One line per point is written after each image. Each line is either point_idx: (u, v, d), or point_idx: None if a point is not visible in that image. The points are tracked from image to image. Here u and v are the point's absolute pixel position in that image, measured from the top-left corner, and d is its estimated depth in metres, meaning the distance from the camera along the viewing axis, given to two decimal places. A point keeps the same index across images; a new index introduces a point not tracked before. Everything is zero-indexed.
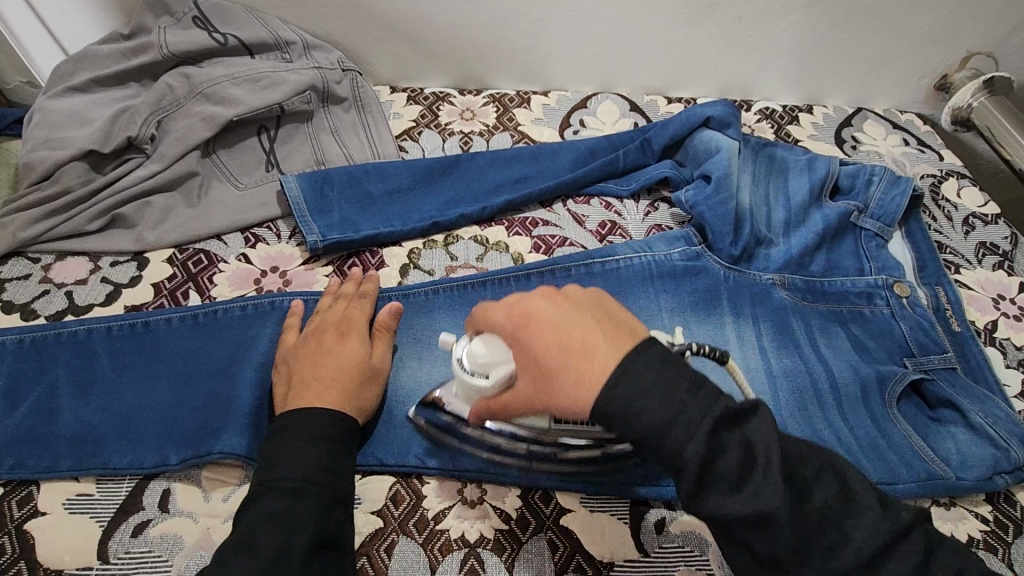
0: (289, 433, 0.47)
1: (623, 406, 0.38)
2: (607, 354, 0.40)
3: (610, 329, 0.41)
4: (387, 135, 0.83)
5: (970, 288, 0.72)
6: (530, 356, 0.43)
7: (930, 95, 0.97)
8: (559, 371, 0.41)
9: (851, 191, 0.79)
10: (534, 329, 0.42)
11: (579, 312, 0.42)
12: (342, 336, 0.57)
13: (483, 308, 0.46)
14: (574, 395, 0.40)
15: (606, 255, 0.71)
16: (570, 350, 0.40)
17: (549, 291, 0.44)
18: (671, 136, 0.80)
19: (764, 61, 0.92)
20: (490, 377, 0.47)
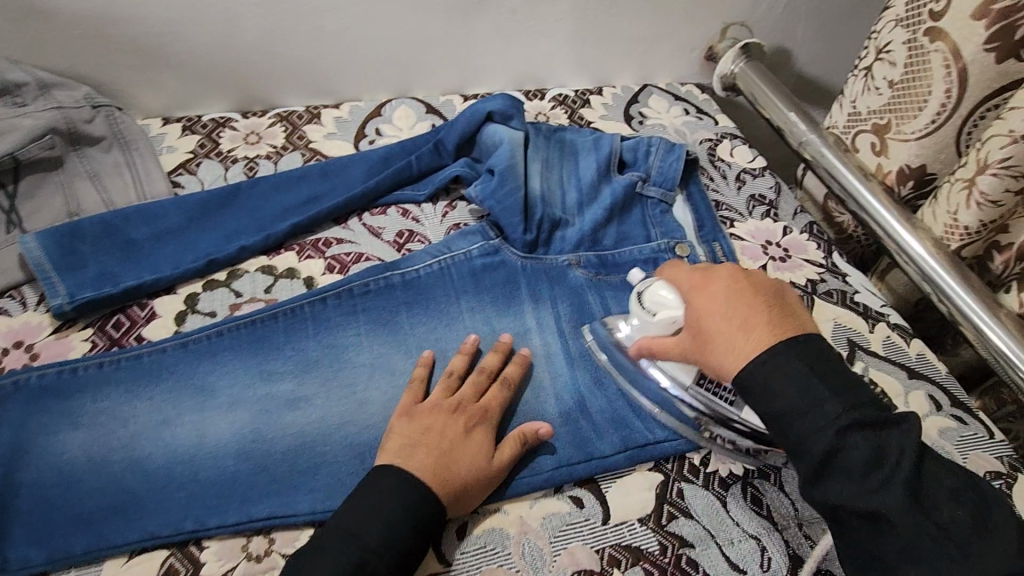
0: (378, 505, 0.48)
1: (764, 376, 0.48)
2: (765, 333, 0.49)
3: (775, 315, 0.51)
4: (156, 172, 0.76)
5: (743, 238, 0.79)
6: (697, 315, 0.54)
7: (703, 66, 1.05)
8: (716, 339, 0.51)
9: (635, 162, 0.83)
10: (706, 294, 0.53)
11: (747, 290, 0.52)
12: (478, 422, 0.55)
13: (675, 268, 0.60)
14: (726, 357, 0.51)
15: (402, 265, 0.69)
16: (736, 325, 0.51)
17: (734, 266, 0.55)
18: (459, 134, 0.80)
19: (547, 50, 0.96)
20: (656, 316, 0.58)
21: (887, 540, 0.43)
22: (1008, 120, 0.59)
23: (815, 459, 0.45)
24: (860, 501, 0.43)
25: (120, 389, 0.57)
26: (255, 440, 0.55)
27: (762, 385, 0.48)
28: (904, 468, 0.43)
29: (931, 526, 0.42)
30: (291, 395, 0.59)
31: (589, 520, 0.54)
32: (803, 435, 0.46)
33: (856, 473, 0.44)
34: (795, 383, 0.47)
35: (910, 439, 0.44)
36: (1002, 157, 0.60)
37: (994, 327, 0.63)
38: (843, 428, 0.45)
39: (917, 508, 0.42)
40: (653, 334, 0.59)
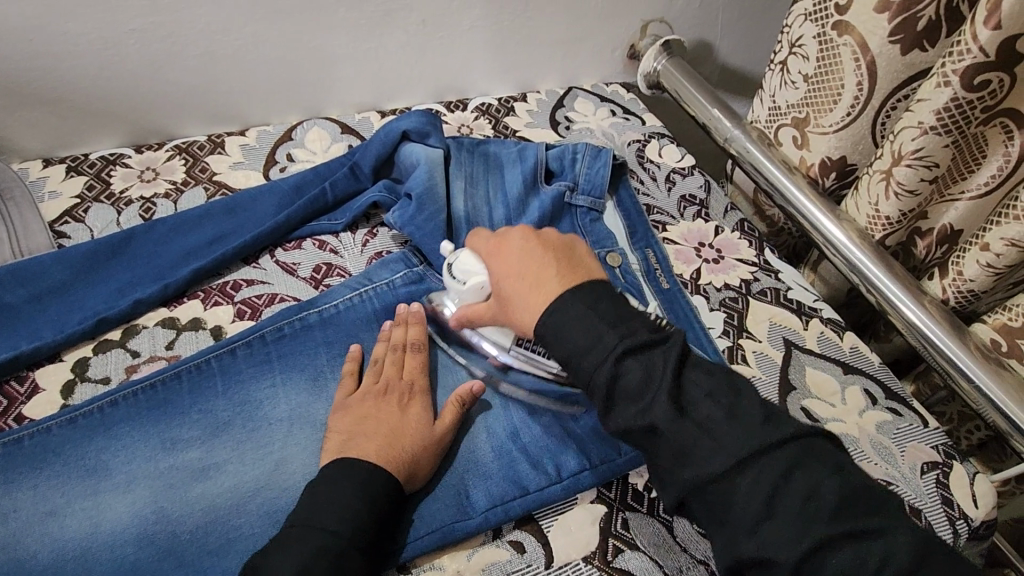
0: (339, 473, 0.49)
1: (557, 328, 0.50)
2: (556, 286, 0.52)
3: (565, 269, 0.53)
4: (36, 224, 0.68)
5: (675, 242, 0.78)
6: (496, 277, 0.56)
7: (627, 65, 1.03)
8: (517, 299, 0.53)
9: (562, 172, 0.80)
10: (499, 258, 0.57)
11: (536, 248, 0.55)
12: (409, 398, 0.57)
13: (475, 234, 0.62)
14: (527, 316, 0.52)
15: (319, 302, 0.64)
16: (528, 283, 0.53)
17: (524, 228, 0.57)
18: (375, 156, 0.76)
19: (465, 59, 0.92)
20: (467, 283, 0.59)
21: (679, 448, 0.45)
22: (916, 112, 0.58)
23: (602, 390, 0.47)
24: (639, 420, 0.46)
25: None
26: (159, 520, 0.50)
27: (553, 334, 0.50)
28: (665, 380, 0.46)
29: (701, 424, 0.45)
30: (200, 464, 0.53)
31: (531, 565, 0.51)
32: (589, 371, 0.48)
33: (631, 399, 0.47)
34: (574, 322, 0.49)
35: (663, 354, 0.47)
36: (914, 149, 0.59)
37: (919, 313, 0.63)
38: (619, 355, 0.47)
39: (703, 422, 0.45)
40: (468, 301, 0.60)
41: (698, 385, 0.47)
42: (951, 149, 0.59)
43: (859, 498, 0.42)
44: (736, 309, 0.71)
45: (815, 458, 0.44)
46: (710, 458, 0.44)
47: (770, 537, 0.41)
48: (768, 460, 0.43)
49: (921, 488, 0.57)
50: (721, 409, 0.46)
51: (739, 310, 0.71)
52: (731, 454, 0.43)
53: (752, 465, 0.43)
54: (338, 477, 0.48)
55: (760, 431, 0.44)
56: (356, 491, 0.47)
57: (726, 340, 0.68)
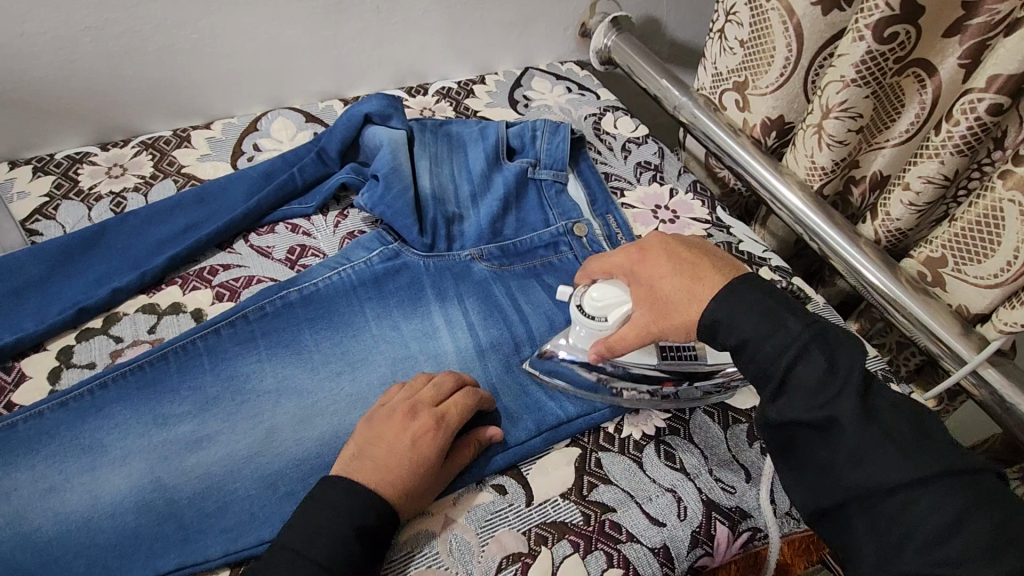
0: (325, 492, 0.49)
1: (729, 313, 0.51)
2: (713, 276, 0.53)
3: (716, 265, 0.55)
4: (6, 221, 0.69)
5: (634, 206, 0.82)
6: (647, 283, 0.57)
7: (580, 43, 1.07)
8: (671, 298, 0.54)
9: (523, 149, 0.84)
10: (649, 261, 0.57)
11: (681, 249, 0.56)
12: (430, 430, 0.53)
13: (601, 260, 0.62)
14: (684, 309, 0.53)
15: (299, 281, 0.67)
16: (686, 278, 0.54)
17: (660, 234, 0.58)
18: (341, 140, 0.78)
19: (422, 43, 0.94)
20: (610, 318, 0.60)
21: (849, 449, 0.45)
22: (839, 67, 0.64)
23: (777, 377, 0.48)
24: (817, 411, 0.46)
25: None
26: (156, 489, 0.53)
27: (727, 317, 0.51)
28: (854, 378, 0.46)
29: (888, 433, 0.45)
30: (192, 437, 0.56)
31: (513, 504, 0.55)
32: (767, 356, 0.49)
33: (807, 390, 0.47)
34: (753, 314, 0.50)
35: (860, 357, 0.47)
36: (839, 101, 0.65)
37: (881, 277, 0.67)
38: (804, 344, 0.47)
39: (866, 417, 0.45)
40: (606, 333, 0.60)
41: (884, 394, 0.47)
42: (871, 99, 0.65)
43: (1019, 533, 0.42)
44: None
45: (991, 491, 0.44)
46: (881, 472, 0.44)
47: (930, 546, 0.42)
48: (948, 487, 0.43)
49: None
50: (906, 422, 0.46)
51: None
52: (903, 469, 0.44)
53: (926, 490, 0.43)
54: (331, 492, 0.49)
55: (953, 469, 0.44)
56: (337, 509, 0.48)
57: None
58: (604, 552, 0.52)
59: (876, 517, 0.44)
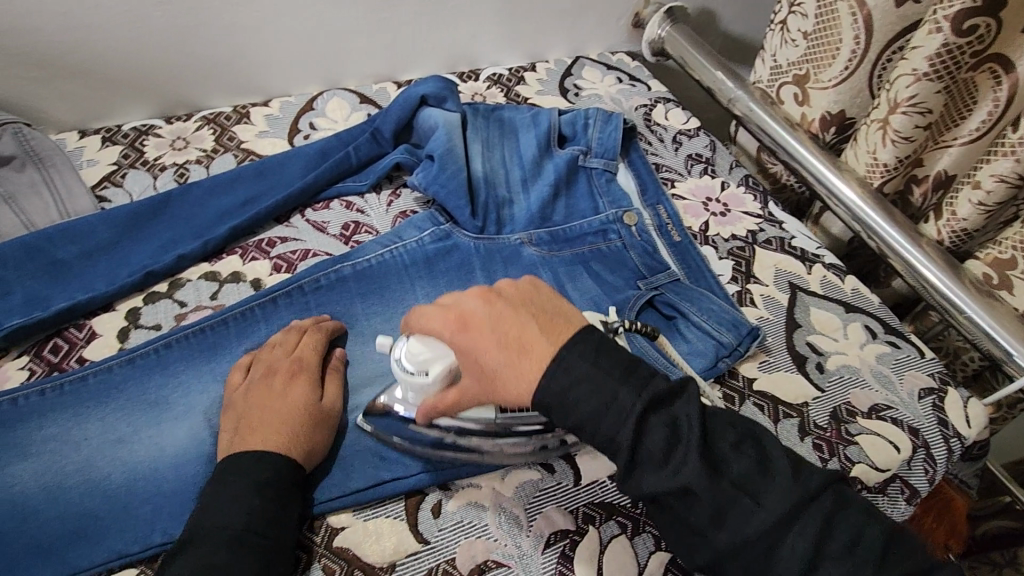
0: (236, 471, 0.48)
1: (559, 398, 0.46)
2: (546, 343, 0.48)
3: (541, 315, 0.50)
4: (78, 187, 0.72)
5: (684, 198, 0.81)
6: (471, 355, 0.50)
7: (632, 34, 1.06)
8: (502, 370, 0.48)
9: (574, 137, 0.84)
10: (473, 332, 0.50)
11: (502, 308, 0.50)
12: (291, 378, 0.55)
13: (420, 309, 0.54)
14: (518, 384, 0.48)
15: (353, 256, 0.68)
16: (511, 348, 0.48)
17: (482, 293, 0.52)
18: (396, 121, 0.79)
19: (476, 29, 0.95)
20: (430, 374, 0.52)
21: (707, 510, 0.43)
22: (911, 60, 0.63)
23: (624, 453, 0.44)
24: (671, 484, 0.43)
25: (67, 414, 0.54)
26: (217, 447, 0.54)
27: (560, 396, 0.46)
28: (694, 437, 0.44)
29: (736, 484, 0.43)
30: None
31: (562, 483, 0.55)
32: (609, 434, 0.45)
33: (654, 459, 0.44)
34: (586, 373, 0.46)
35: (694, 409, 0.45)
36: (909, 96, 0.64)
37: (937, 273, 0.66)
38: (640, 414, 0.44)
39: (716, 473, 0.43)
40: (431, 391, 0.53)
41: (726, 436, 0.46)
42: (943, 95, 0.64)
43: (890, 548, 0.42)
44: (744, 257, 0.75)
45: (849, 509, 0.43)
46: (744, 523, 0.42)
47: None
48: (810, 512, 0.42)
49: (918, 410, 0.62)
50: (752, 462, 0.45)
51: (746, 257, 0.75)
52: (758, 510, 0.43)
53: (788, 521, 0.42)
54: (236, 477, 0.47)
55: (815, 505, 0.43)
56: (254, 485, 0.47)
57: (735, 285, 0.72)
58: (652, 535, 0.52)
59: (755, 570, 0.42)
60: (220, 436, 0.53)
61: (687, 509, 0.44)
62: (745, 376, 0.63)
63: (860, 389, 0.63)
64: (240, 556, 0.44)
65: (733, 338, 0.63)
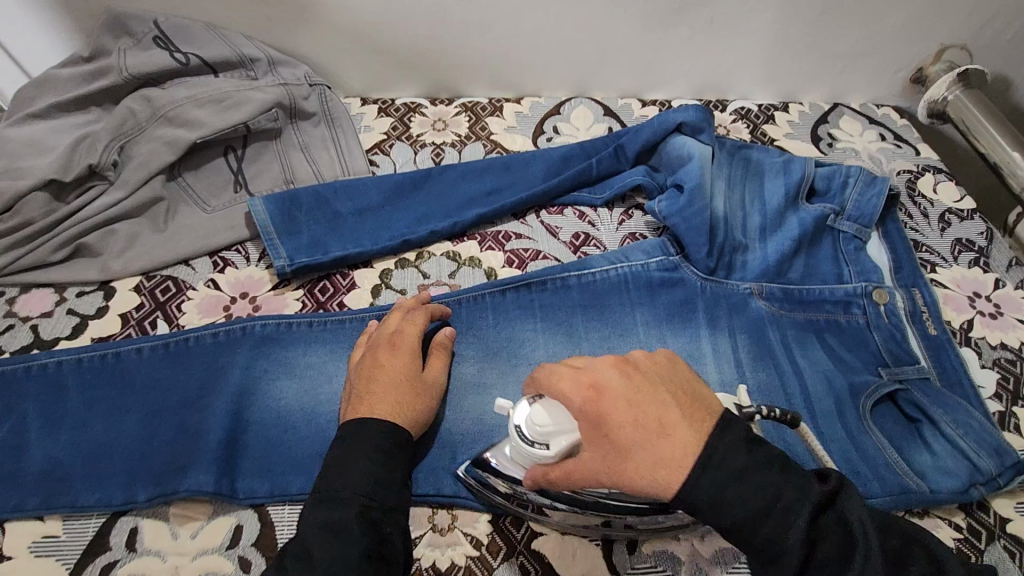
0: (356, 434, 0.48)
1: (715, 492, 0.38)
2: (686, 432, 0.40)
3: (686, 407, 0.41)
4: (356, 147, 0.82)
5: (946, 286, 0.72)
6: (602, 426, 0.42)
7: (906, 88, 0.96)
8: (635, 452, 0.40)
9: (828, 192, 0.77)
10: (608, 402, 0.42)
11: (646, 389, 0.42)
12: (400, 349, 0.56)
13: (546, 372, 0.47)
14: (655, 472, 0.39)
15: (582, 268, 0.69)
16: (649, 429, 0.40)
17: (618, 363, 0.44)
18: (644, 142, 0.79)
19: (738, 61, 0.91)
20: (552, 447, 0.46)
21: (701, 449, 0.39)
22: None
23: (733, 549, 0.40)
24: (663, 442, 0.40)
25: (326, 348, 0.62)
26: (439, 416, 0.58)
27: (711, 504, 0.38)
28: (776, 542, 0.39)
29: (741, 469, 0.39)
30: (474, 380, 0.62)
31: None
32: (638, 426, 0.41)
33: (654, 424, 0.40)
34: (744, 486, 0.38)
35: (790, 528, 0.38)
36: None
37: None
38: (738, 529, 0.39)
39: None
40: (547, 462, 0.47)
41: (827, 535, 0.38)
42: None
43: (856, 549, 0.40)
44: (1013, 372, 0.65)
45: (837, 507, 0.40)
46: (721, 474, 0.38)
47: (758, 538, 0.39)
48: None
49: None
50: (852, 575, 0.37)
51: (1017, 374, 0.65)
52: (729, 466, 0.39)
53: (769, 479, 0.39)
54: (354, 440, 0.47)
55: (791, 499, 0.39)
56: (373, 450, 0.47)
57: (998, 404, 0.62)
58: None
59: None
60: (345, 396, 0.54)
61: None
62: (997, 513, 0.56)
63: None
64: (341, 535, 0.42)
65: (993, 466, 0.55)
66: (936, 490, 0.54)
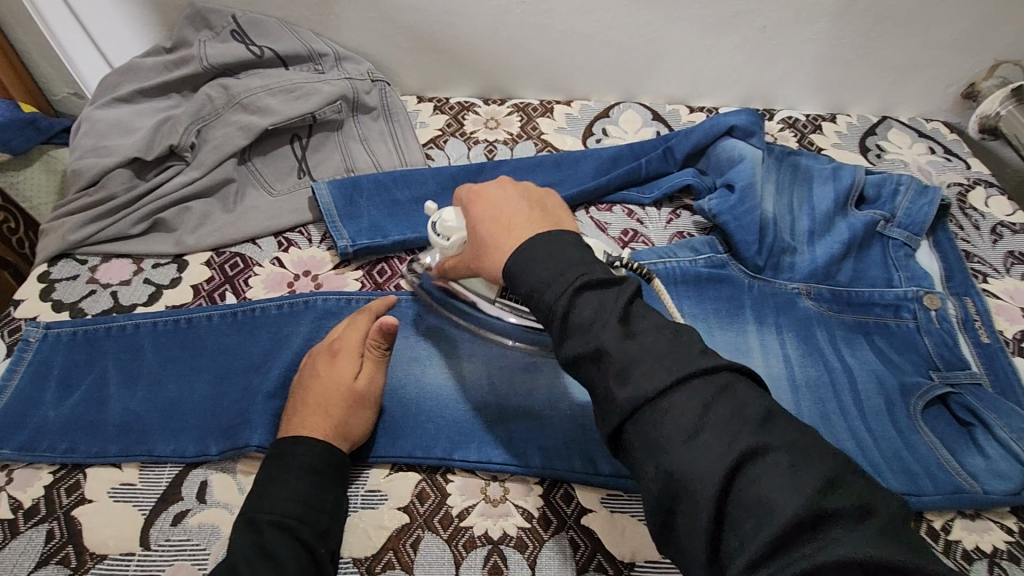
0: (290, 454, 0.50)
1: (522, 263, 0.43)
2: (526, 229, 0.46)
3: (539, 217, 0.48)
4: (414, 141, 0.85)
5: (997, 297, 0.72)
6: (476, 238, 0.50)
7: (956, 103, 0.96)
8: (486, 242, 0.48)
9: (877, 200, 0.78)
10: (481, 204, 0.50)
11: (518, 199, 0.49)
12: (336, 356, 0.56)
13: (458, 188, 0.55)
14: (494, 259, 0.47)
15: (631, 260, 0.71)
16: (498, 224, 0.48)
17: (505, 179, 0.52)
18: (694, 144, 0.81)
19: (787, 70, 0.93)
20: (450, 240, 0.57)
21: (677, 424, 0.35)
22: None
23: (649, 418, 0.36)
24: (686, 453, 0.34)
25: None
26: (491, 394, 0.59)
27: (519, 269, 0.44)
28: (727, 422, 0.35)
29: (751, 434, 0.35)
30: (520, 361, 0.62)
31: None
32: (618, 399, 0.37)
33: (680, 436, 0.35)
34: (559, 258, 0.43)
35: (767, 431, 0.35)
36: None
37: None
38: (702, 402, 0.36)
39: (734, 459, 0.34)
40: (447, 254, 0.58)
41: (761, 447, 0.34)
42: None
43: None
44: None
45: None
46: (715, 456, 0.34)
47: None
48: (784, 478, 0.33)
49: None
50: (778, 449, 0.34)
51: None
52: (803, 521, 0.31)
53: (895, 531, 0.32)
54: (283, 462, 0.49)
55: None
56: (303, 470, 0.49)
57: None
58: None
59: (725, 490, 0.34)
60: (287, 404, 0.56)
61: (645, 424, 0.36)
62: None
63: None
64: (282, 538, 0.45)
65: None
66: (987, 491, 0.54)
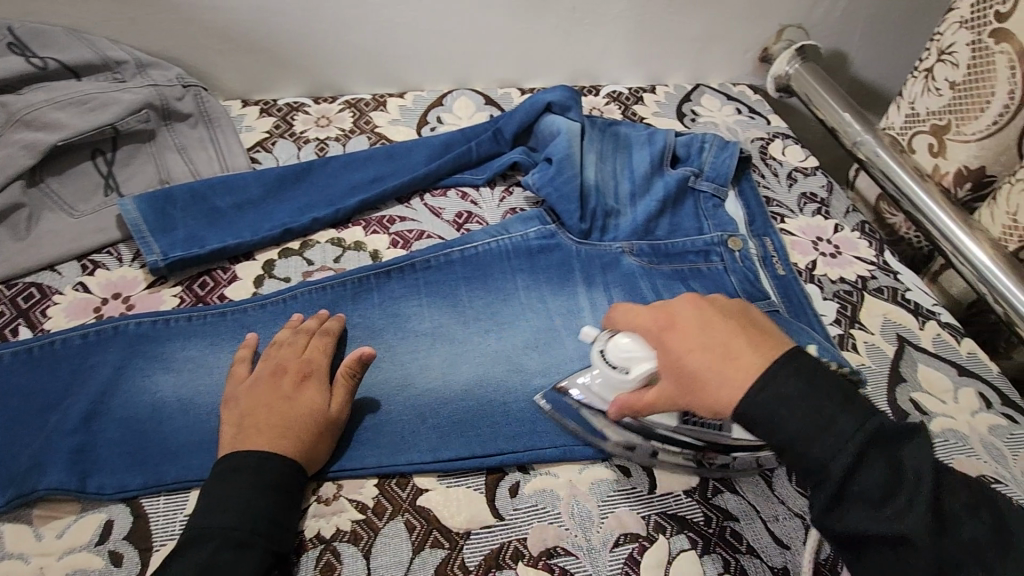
0: (229, 474, 0.50)
1: (773, 412, 0.43)
2: (754, 359, 0.45)
3: (757, 335, 0.47)
4: (236, 147, 0.82)
5: (793, 234, 0.80)
6: (674, 358, 0.48)
7: (756, 67, 1.06)
8: (709, 376, 0.46)
9: (687, 158, 0.83)
10: (679, 333, 0.48)
11: (715, 317, 0.48)
12: (302, 379, 0.57)
13: (624, 312, 0.55)
14: (726, 392, 0.45)
15: (463, 242, 0.72)
16: (715, 354, 0.46)
17: (692, 298, 0.51)
18: (519, 123, 0.83)
19: (604, 47, 0.98)
20: (632, 372, 0.53)
21: (867, 493, 0.41)
22: None
23: (832, 486, 0.41)
24: (886, 530, 0.40)
25: (207, 340, 0.62)
26: None
27: (769, 419, 0.43)
28: (921, 484, 0.40)
29: (901, 532, 0.40)
30: None
31: (636, 488, 0.56)
32: (819, 459, 0.42)
33: (826, 499, 0.42)
34: (798, 398, 0.43)
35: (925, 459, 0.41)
36: None
37: None
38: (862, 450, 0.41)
39: (937, 523, 0.40)
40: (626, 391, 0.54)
41: (872, 473, 0.41)
42: None
43: (997, 543, 0.40)
44: (850, 301, 0.73)
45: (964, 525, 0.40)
46: (911, 515, 0.40)
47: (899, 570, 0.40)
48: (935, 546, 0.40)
49: None
50: (901, 495, 0.40)
51: (853, 303, 0.72)
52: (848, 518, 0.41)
53: (825, 435, 0.42)
54: (233, 475, 0.49)
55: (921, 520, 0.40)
56: (233, 495, 0.49)
57: (838, 328, 0.70)
58: (722, 557, 0.53)
59: (880, 553, 0.41)
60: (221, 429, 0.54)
61: (807, 465, 0.43)
62: None
63: (966, 456, 0.60)
64: (245, 553, 0.46)
65: None
66: None
